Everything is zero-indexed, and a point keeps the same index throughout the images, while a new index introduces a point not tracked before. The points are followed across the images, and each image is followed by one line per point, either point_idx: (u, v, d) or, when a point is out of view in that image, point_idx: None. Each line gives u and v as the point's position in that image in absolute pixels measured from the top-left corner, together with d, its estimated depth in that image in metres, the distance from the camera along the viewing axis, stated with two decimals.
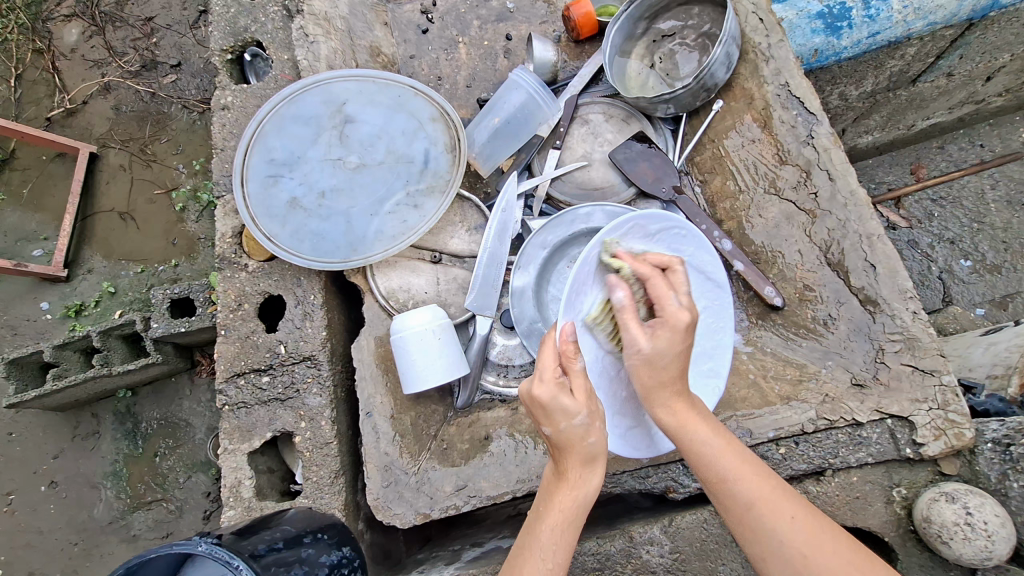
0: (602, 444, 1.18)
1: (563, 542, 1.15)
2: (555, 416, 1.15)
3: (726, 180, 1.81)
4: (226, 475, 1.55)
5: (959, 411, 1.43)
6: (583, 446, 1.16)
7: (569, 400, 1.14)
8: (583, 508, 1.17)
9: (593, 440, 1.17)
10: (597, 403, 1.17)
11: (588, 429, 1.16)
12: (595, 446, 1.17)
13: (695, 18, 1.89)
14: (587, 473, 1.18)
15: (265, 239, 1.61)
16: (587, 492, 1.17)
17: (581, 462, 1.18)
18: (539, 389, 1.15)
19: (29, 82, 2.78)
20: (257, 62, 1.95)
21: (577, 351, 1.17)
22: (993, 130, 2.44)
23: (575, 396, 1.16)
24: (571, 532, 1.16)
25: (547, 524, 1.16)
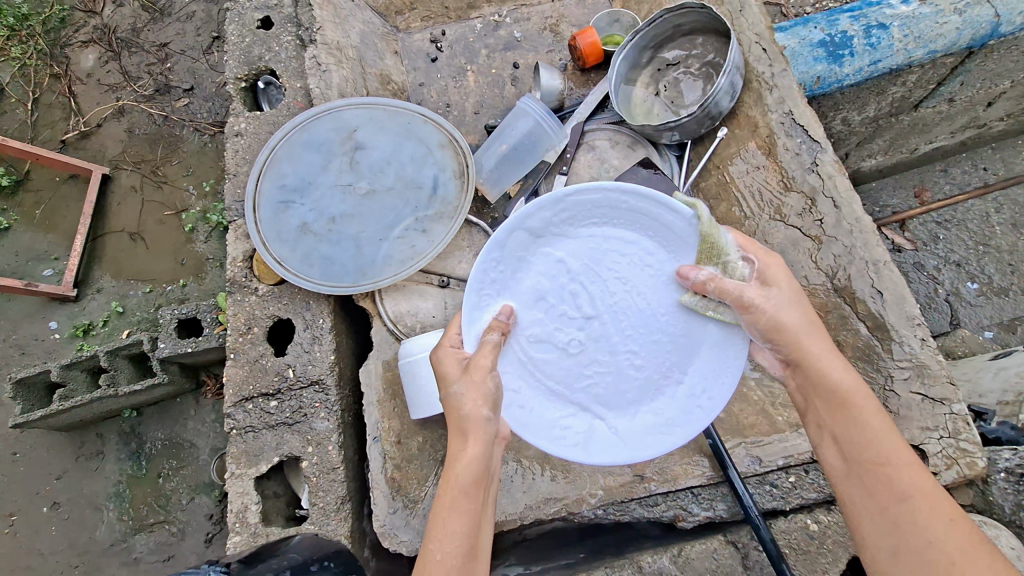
0: (481, 405, 1.25)
1: (450, 524, 1.15)
2: (446, 379, 1.31)
3: (731, 207, 1.84)
4: (232, 500, 1.54)
5: (971, 440, 1.42)
6: (456, 416, 1.25)
7: (456, 370, 1.32)
8: (465, 485, 1.19)
9: (482, 408, 1.25)
10: (479, 371, 1.28)
11: (466, 394, 1.27)
12: (468, 415, 1.24)
13: (699, 48, 1.92)
14: (464, 440, 1.23)
15: (275, 263, 1.63)
16: (460, 470, 1.20)
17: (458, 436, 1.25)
18: (440, 350, 1.36)
19: (46, 106, 2.85)
20: (271, 89, 2.00)
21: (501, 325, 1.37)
22: (995, 153, 2.48)
23: (464, 369, 1.31)
24: (456, 508, 1.16)
25: (435, 512, 1.17)
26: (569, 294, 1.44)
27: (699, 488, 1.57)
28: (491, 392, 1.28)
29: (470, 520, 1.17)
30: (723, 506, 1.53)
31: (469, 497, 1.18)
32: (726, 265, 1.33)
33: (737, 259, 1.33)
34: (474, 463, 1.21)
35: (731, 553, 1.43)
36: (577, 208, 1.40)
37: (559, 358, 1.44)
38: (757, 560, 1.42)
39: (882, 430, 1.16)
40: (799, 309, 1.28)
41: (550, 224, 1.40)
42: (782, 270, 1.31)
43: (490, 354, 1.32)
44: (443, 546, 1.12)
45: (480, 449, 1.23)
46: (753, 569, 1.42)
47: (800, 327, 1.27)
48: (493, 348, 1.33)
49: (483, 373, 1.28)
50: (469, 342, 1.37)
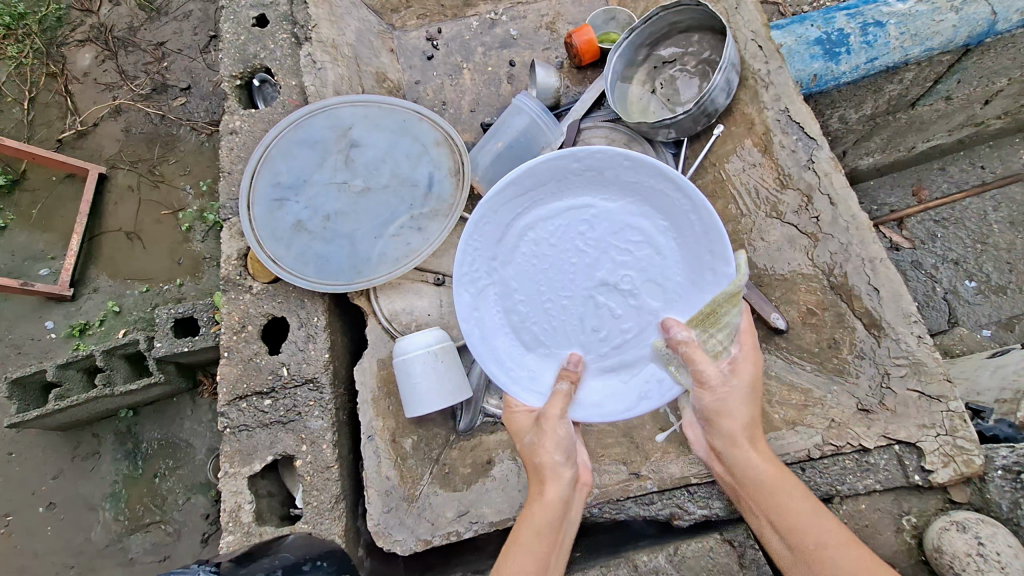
0: (555, 454, 1.31)
1: (515, 564, 1.21)
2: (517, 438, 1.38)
3: (728, 204, 1.83)
4: (226, 499, 1.53)
5: (968, 438, 1.41)
6: (530, 463, 1.33)
7: (529, 423, 1.37)
8: (540, 528, 1.25)
9: (554, 456, 1.31)
10: (553, 425, 1.32)
11: (537, 445, 1.32)
12: (541, 463, 1.31)
13: (695, 45, 1.92)
14: (541, 483, 1.31)
15: (269, 261, 1.63)
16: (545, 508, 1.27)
17: (535, 479, 1.31)
18: (508, 416, 1.43)
19: (43, 106, 2.84)
20: (266, 87, 1.99)
21: (571, 376, 1.39)
22: (992, 151, 2.48)
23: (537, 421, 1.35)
24: (528, 551, 1.22)
25: (506, 554, 1.24)
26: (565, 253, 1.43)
27: (695, 486, 1.54)
28: (564, 440, 1.32)
29: (538, 561, 1.22)
30: (718, 505, 1.52)
31: (540, 539, 1.23)
32: (715, 320, 1.33)
33: (724, 345, 1.31)
34: (553, 507, 1.27)
35: (727, 552, 1.43)
36: (576, 169, 1.37)
37: (548, 317, 1.45)
38: (753, 558, 1.43)
39: (799, 508, 1.21)
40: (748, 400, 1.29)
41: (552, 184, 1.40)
42: (753, 367, 1.30)
43: (560, 401, 1.34)
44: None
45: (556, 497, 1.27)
46: (750, 567, 1.42)
47: (755, 433, 1.29)
48: (562, 396, 1.35)
49: (558, 428, 1.32)
50: (539, 398, 1.42)
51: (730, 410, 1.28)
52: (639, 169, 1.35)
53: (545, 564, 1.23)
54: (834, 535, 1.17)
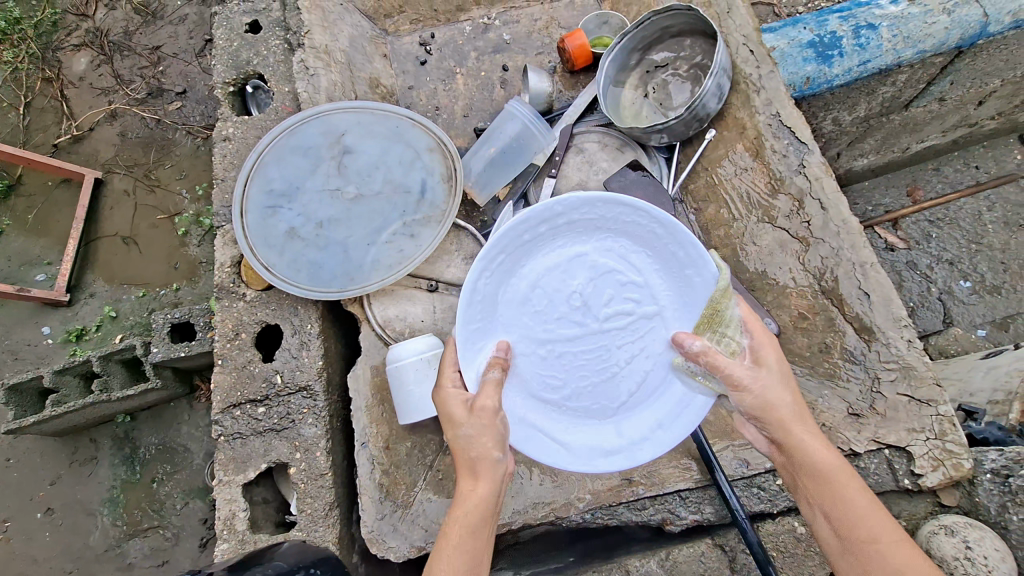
0: (493, 448, 1.30)
1: (447, 564, 1.16)
2: (448, 425, 1.34)
3: (720, 209, 1.85)
4: (220, 507, 1.54)
5: (958, 442, 1.42)
6: (467, 454, 1.30)
7: (462, 410, 1.34)
8: (468, 527, 1.21)
9: (476, 451, 1.29)
10: (483, 415, 1.33)
11: (474, 435, 1.30)
12: (478, 454, 1.29)
13: (687, 50, 1.92)
14: (472, 478, 1.28)
15: (262, 268, 1.63)
16: (475, 503, 1.24)
17: (467, 471, 1.29)
18: (438, 392, 1.39)
19: (38, 110, 2.84)
20: (259, 93, 1.98)
21: (497, 364, 1.42)
22: (986, 151, 2.49)
23: (469, 410, 1.34)
24: (456, 552, 1.18)
25: (438, 545, 1.19)
26: (564, 314, 1.50)
27: (686, 492, 1.55)
28: (498, 430, 1.33)
29: (469, 559, 1.18)
30: (709, 509, 1.53)
31: (474, 538, 1.20)
32: (720, 318, 1.43)
33: (735, 340, 1.41)
34: (483, 504, 1.24)
35: (719, 556, 1.44)
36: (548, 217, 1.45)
37: (570, 357, 1.51)
38: (744, 563, 1.43)
39: (847, 488, 1.22)
40: (787, 387, 1.35)
41: (528, 253, 1.49)
42: (772, 349, 1.38)
43: (493, 393, 1.36)
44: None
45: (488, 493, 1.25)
46: (740, 572, 1.42)
47: (795, 403, 1.33)
48: (494, 386, 1.38)
49: (484, 412, 1.33)
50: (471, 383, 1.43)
51: (777, 403, 1.32)
52: (604, 209, 1.45)
53: (474, 562, 1.19)
54: (859, 510, 1.19)
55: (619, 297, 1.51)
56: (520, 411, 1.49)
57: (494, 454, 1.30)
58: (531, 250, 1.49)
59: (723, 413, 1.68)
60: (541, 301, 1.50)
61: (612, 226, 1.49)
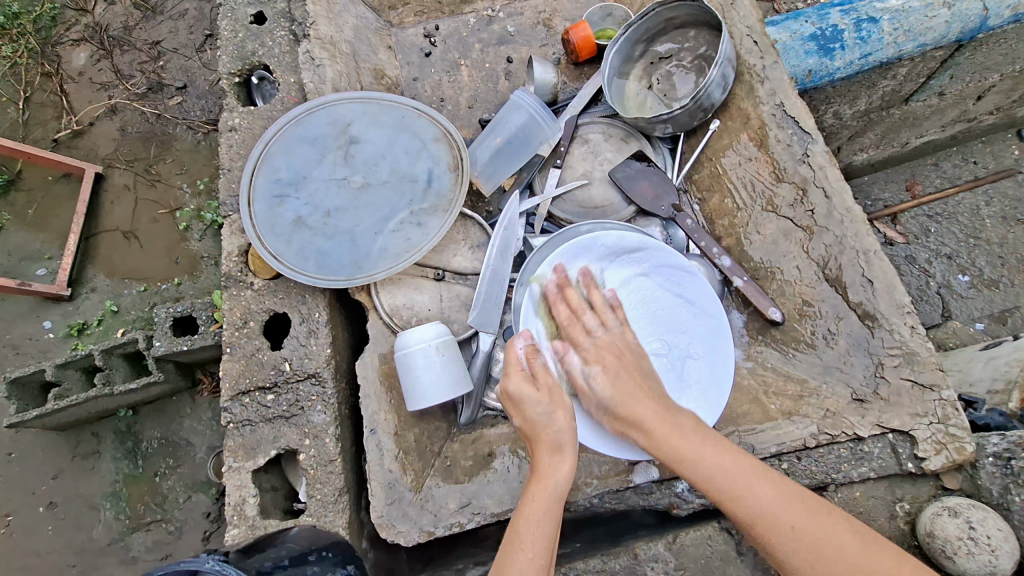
0: (564, 424, 1.34)
1: (540, 529, 1.21)
2: (522, 406, 1.36)
3: (724, 198, 1.84)
4: (230, 493, 1.54)
5: (960, 425, 1.45)
6: (547, 433, 1.33)
7: (533, 392, 1.35)
8: (559, 495, 1.26)
9: (557, 426, 1.33)
10: (557, 394, 1.37)
11: (552, 410, 1.34)
12: (557, 431, 1.32)
13: (691, 41, 1.93)
14: (551, 462, 1.29)
15: (271, 257, 1.64)
16: (558, 481, 1.27)
17: (549, 452, 1.32)
18: (509, 381, 1.37)
19: (37, 105, 2.83)
20: (265, 85, 1.99)
21: (536, 352, 1.42)
22: (984, 146, 2.51)
23: (538, 386, 1.37)
24: (545, 516, 1.23)
25: (525, 516, 1.23)
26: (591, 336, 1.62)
27: None
28: (569, 407, 1.37)
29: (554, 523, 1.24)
30: None
31: (559, 507, 1.25)
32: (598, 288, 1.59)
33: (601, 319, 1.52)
34: (570, 473, 1.29)
35: (726, 540, 1.46)
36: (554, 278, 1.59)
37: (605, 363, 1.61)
38: (750, 546, 1.45)
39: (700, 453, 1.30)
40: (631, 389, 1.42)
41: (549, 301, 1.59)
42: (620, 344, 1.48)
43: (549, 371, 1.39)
44: (533, 546, 1.19)
45: (572, 465, 1.31)
46: (747, 554, 1.45)
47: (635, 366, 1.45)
48: (547, 370, 1.39)
49: (559, 392, 1.38)
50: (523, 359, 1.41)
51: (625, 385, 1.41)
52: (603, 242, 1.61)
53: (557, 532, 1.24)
54: (761, 499, 1.23)
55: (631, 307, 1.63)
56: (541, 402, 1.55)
57: (574, 432, 1.35)
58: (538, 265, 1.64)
59: (728, 400, 1.71)
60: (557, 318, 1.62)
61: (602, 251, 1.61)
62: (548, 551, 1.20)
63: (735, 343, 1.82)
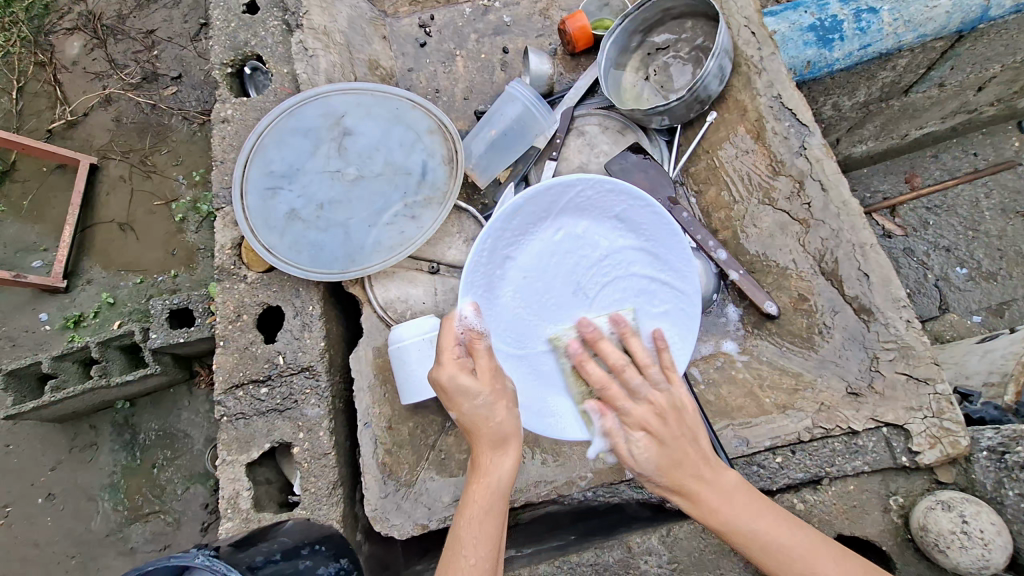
0: (506, 420, 1.26)
1: (482, 532, 1.18)
2: (457, 399, 1.25)
3: (720, 191, 1.82)
4: (223, 487, 1.55)
5: (954, 419, 1.45)
6: (488, 427, 1.25)
7: (472, 380, 1.25)
8: (501, 491, 1.23)
9: (497, 420, 1.26)
10: (498, 382, 1.28)
11: (491, 403, 1.25)
12: (498, 425, 1.25)
13: (689, 32, 1.91)
14: (491, 456, 1.25)
15: (264, 250, 1.63)
16: (498, 477, 1.23)
17: (490, 446, 1.25)
18: (441, 371, 1.26)
19: (32, 95, 2.80)
20: (257, 75, 1.96)
21: (480, 335, 1.31)
22: (985, 138, 2.49)
23: (477, 376, 1.27)
24: (490, 511, 1.20)
25: (465, 515, 1.21)
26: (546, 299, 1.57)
27: None
28: (507, 390, 1.29)
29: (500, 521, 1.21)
30: None
31: (504, 501, 1.22)
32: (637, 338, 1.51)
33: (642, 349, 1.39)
34: (513, 469, 1.25)
35: None
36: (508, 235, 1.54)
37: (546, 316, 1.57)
38: None
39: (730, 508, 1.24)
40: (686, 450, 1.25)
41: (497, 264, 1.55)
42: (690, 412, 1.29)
43: (492, 357, 1.29)
44: (478, 554, 1.16)
45: (515, 460, 1.26)
46: None
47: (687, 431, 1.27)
48: (489, 354, 1.30)
49: (500, 381, 1.29)
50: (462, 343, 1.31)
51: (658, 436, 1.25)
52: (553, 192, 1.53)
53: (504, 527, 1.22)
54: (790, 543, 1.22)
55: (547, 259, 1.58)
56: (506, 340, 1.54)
57: (514, 420, 1.28)
58: (567, 219, 1.59)
59: (723, 394, 1.70)
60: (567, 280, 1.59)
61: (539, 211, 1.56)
62: (491, 553, 1.18)
63: (731, 337, 1.80)
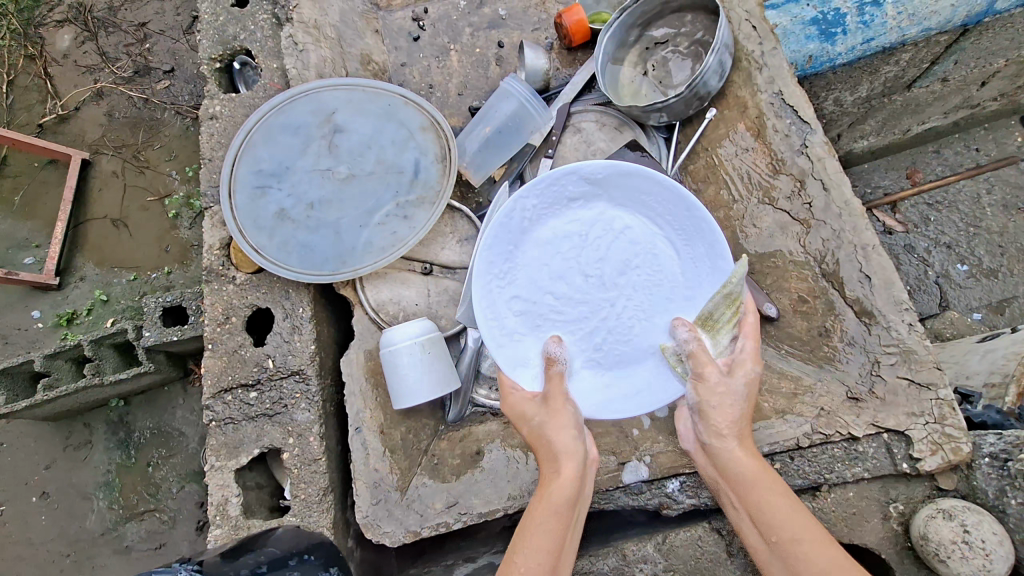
0: (566, 436, 1.28)
1: (535, 545, 1.15)
2: (519, 420, 1.35)
3: (720, 189, 1.79)
4: (212, 492, 1.52)
5: (956, 425, 1.42)
6: (545, 448, 1.28)
7: (535, 405, 1.34)
8: (558, 505, 1.20)
9: (564, 440, 1.28)
10: (561, 408, 1.32)
11: (548, 425, 1.31)
12: (556, 442, 1.27)
13: (688, 25, 1.87)
14: (555, 463, 1.26)
15: (252, 251, 1.60)
16: (563, 495, 1.21)
17: (549, 460, 1.27)
18: (504, 393, 1.38)
19: (22, 89, 2.75)
20: (247, 70, 1.91)
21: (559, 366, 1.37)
22: (987, 133, 2.42)
23: (542, 403, 1.35)
24: (547, 527, 1.18)
25: (524, 525, 1.20)
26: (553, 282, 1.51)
27: (684, 477, 1.54)
28: (572, 418, 1.32)
29: (556, 539, 1.17)
30: (707, 494, 1.52)
31: (559, 517, 1.19)
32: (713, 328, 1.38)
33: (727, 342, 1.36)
34: (569, 484, 1.22)
35: (715, 540, 1.45)
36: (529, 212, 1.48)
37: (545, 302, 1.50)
38: (740, 547, 1.43)
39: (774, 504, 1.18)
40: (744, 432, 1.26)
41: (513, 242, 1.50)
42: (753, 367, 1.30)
43: (562, 383, 1.35)
44: (528, 557, 1.14)
45: (576, 483, 1.23)
46: (737, 556, 1.43)
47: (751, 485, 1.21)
48: (560, 378, 1.36)
49: (567, 410, 1.33)
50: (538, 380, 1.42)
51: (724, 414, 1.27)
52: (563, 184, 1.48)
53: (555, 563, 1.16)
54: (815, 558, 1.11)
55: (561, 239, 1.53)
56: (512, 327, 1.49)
57: (580, 446, 1.28)
58: (601, 206, 1.53)
59: None
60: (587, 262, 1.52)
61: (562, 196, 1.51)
62: (547, 561, 1.14)
63: None
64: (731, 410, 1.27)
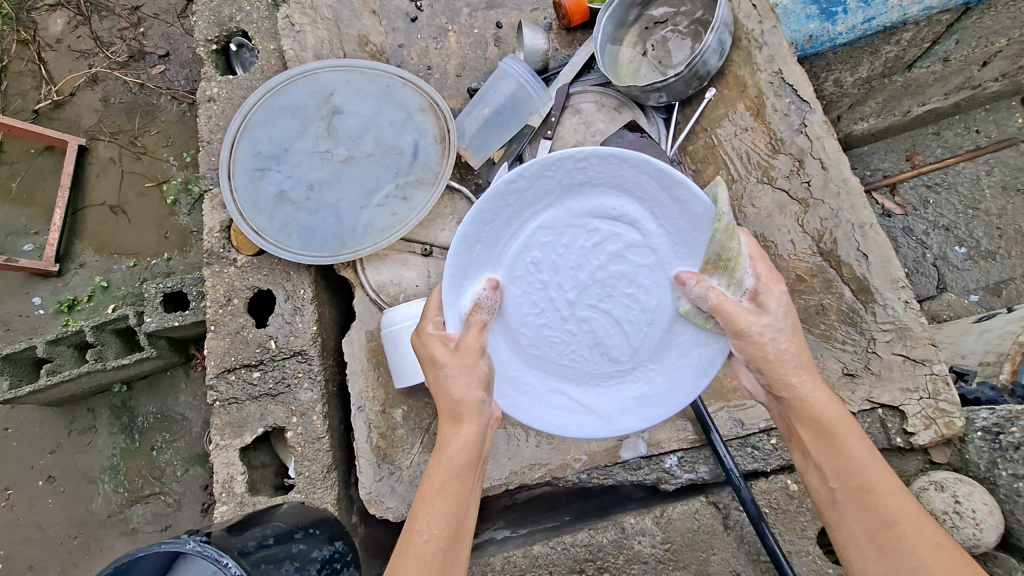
0: (471, 386, 1.17)
1: (444, 497, 1.07)
2: (430, 365, 1.23)
3: (719, 170, 1.79)
4: (218, 471, 1.55)
5: (950, 401, 1.45)
6: (448, 399, 1.17)
7: (446, 350, 1.21)
8: (457, 465, 1.10)
9: (462, 388, 1.17)
10: (471, 357, 1.19)
11: (455, 376, 1.18)
12: (458, 397, 1.16)
13: (688, 4, 1.85)
14: (456, 419, 1.15)
15: (253, 233, 1.60)
16: (455, 447, 1.11)
17: (450, 416, 1.16)
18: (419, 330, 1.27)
19: (16, 74, 2.73)
20: (244, 52, 1.90)
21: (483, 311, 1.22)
22: (988, 114, 2.35)
23: (453, 351, 1.21)
24: (446, 487, 1.08)
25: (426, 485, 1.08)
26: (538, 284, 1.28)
27: (683, 452, 1.58)
28: (484, 373, 1.19)
29: (458, 498, 1.08)
30: (704, 469, 1.57)
31: (461, 478, 1.09)
32: (728, 258, 1.24)
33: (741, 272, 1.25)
34: (469, 444, 1.13)
35: (712, 514, 1.48)
36: (516, 199, 1.20)
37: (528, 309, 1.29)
38: (737, 520, 1.47)
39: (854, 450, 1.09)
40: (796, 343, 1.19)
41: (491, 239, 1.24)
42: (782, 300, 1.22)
43: (480, 334, 1.21)
44: (429, 526, 1.04)
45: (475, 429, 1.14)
46: (734, 527, 1.47)
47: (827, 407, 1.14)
48: (479, 328, 1.22)
49: (473, 352, 1.20)
50: (452, 323, 1.25)
51: (783, 352, 1.18)
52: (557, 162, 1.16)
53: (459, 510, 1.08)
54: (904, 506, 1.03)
55: (555, 232, 1.25)
56: (471, 314, 1.30)
57: (473, 388, 1.17)
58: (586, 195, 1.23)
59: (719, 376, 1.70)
60: (579, 257, 1.27)
61: (554, 174, 1.19)
62: (447, 529, 1.05)
63: None
64: (785, 357, 1.18)
